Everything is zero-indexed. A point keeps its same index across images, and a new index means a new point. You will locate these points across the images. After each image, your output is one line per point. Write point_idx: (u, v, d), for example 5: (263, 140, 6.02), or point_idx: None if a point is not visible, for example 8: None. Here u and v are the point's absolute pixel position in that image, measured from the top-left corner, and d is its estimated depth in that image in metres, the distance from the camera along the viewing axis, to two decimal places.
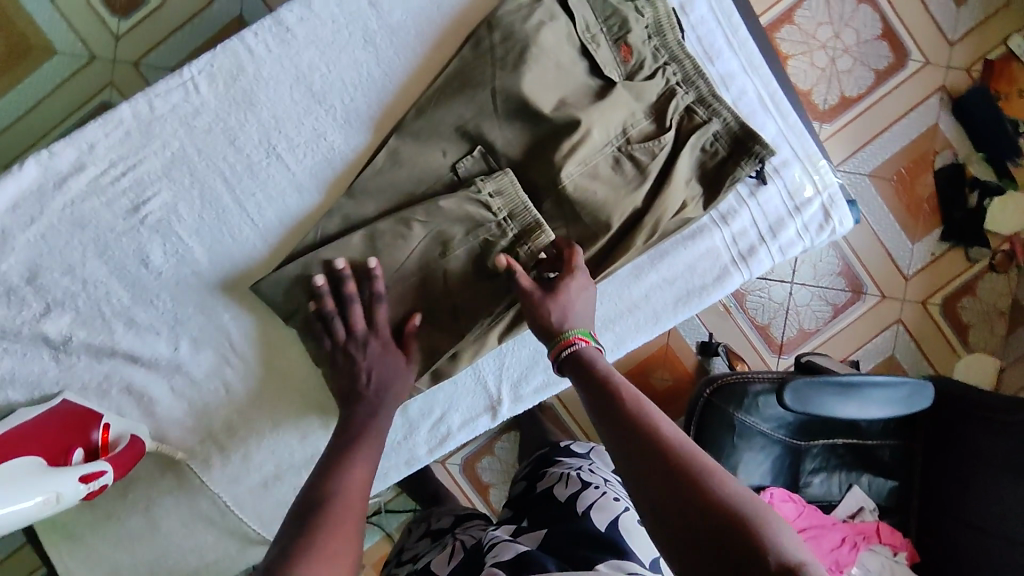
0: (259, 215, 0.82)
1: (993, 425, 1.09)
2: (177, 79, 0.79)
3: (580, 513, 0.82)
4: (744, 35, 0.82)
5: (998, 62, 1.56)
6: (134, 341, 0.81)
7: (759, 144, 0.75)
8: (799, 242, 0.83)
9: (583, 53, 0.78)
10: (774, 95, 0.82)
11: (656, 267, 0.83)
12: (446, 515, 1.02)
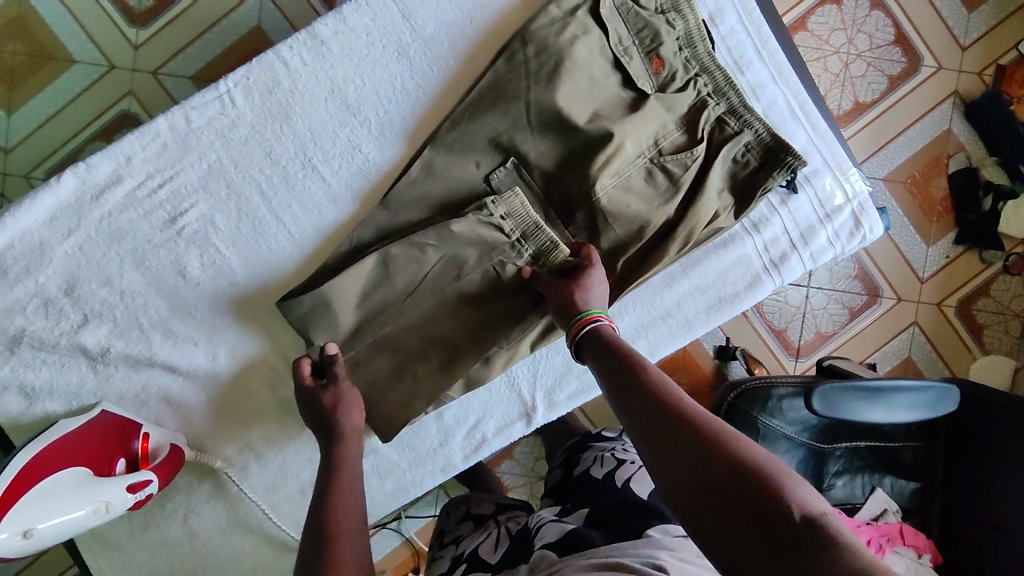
0: (295, 226, 0.82)
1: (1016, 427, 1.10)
2: (213, 92, 0.80)
3: (620, 486, 0.87)
4: (774, 45, 0.83)
5: (1009, 67, 1.58)
6: (171, 351, 0.82)
7: (791, 155, 0.75)
8: (830, 249, 0.84)
9: (616, 65, 0.79)
10: (805, 105, 0.82)
11: (688, 275, 0.83)
12: (486, 502, 1.01)
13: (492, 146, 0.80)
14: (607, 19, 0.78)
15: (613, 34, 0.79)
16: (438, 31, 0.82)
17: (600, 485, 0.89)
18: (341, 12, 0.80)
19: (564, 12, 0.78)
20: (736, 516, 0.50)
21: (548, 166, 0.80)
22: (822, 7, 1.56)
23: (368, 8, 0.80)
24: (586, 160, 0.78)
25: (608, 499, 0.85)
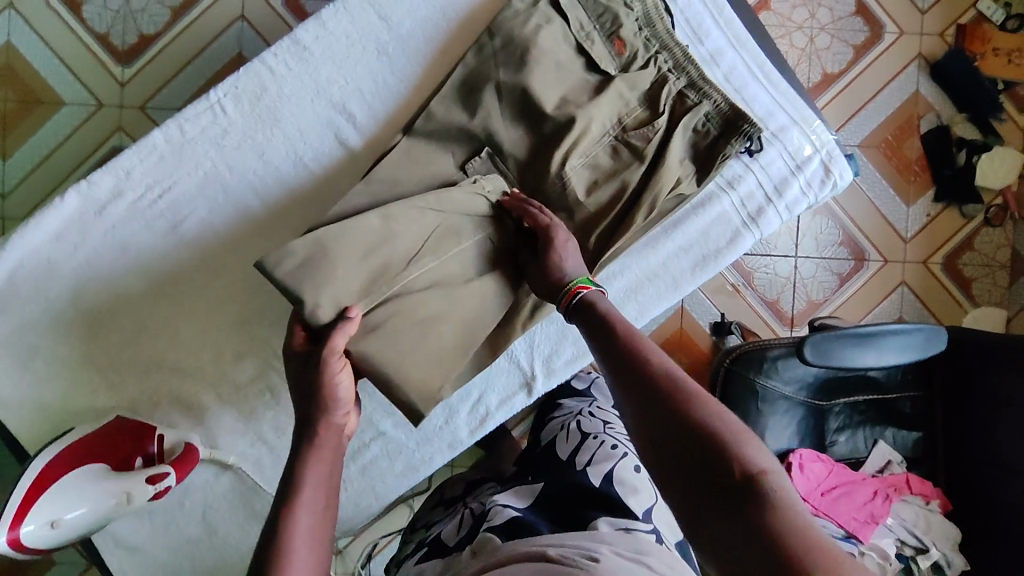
0: (291, 223, 0.86)
1: (1012, 366, 1.11)
2: (204, 102, 0.84)
3: (579, 467, 0.93)
4: (730, 15, 0.87)
5: (970, 25, 1.61)
6: (180, 355, 0.85)
7: (747, 122, 0.78)
8: (805, 200, 0.87)
9: (580, 50, 0.83)
10: (764, 66, 0.86)
11: (671, 236, 0.86)
12: (459, 484, 1.13)
13: (470, 135, 0.83)
14: (569, 8, 0.83)
15: (576, 20, 0.83)
16: (411, 30, 0.85)
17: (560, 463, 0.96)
18: (321, 19, 0.85)
19: (527, 5, 0.83)
20: (700, 477, 0.56)
21: (524, 150, 0.83)
22: None
23: (345, 13, 0.84)
24: (557, 139, 0.81)
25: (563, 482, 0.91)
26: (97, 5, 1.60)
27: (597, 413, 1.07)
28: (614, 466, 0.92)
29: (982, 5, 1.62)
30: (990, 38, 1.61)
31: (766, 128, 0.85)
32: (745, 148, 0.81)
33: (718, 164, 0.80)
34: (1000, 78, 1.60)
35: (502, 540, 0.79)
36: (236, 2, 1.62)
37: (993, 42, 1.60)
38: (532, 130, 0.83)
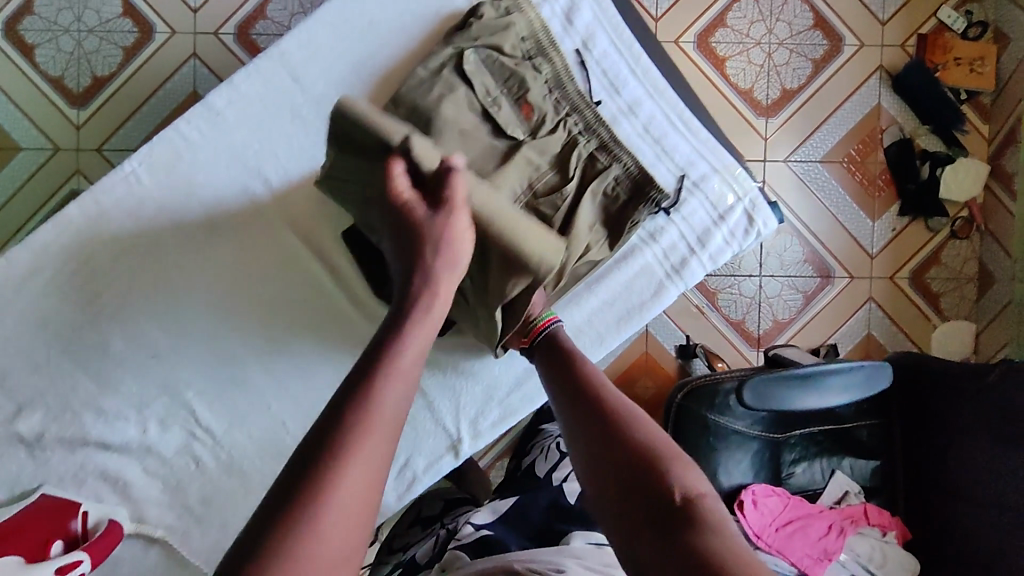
0: (211, 293, 0.85)
1: (965, 396, 1.10)
2: (118, 174, 0.83)
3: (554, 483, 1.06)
4: (648, 63, 0.85)
5: (931, 35, 1.58)
6: (104, 429, 0.85)
7: (655, 190, 0.81)
8: (730, 249, 0.85)
9: (485, 116, 0.80)
10: (682, 114, 0.85)
11: (594, 291, 0.85)
12: (436, 501, 1.22)
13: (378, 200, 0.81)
14: (477, 70, 0.81)
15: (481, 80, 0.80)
16: (321, 94, 0.84)
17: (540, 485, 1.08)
18: (233, 82, 0.83)
19: (432, 71, 0.80)
20: (631, 489, 0.61)
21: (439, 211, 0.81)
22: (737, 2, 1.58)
23: (256, 77, 0.83)
24: None
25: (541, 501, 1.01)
26: (50, 47, 1.60)
27: None
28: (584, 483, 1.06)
29: (943, 13, 1.58)
30: (952, 48, 1.57)
31: (686, 178, 0.84)
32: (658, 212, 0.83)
33: (627, 232, 0.82)
34: (962, 89, 1.58)
35: (471, 556, 0.87)
36: (188, 39, 1.61)
37: (955, 51, 1.57)
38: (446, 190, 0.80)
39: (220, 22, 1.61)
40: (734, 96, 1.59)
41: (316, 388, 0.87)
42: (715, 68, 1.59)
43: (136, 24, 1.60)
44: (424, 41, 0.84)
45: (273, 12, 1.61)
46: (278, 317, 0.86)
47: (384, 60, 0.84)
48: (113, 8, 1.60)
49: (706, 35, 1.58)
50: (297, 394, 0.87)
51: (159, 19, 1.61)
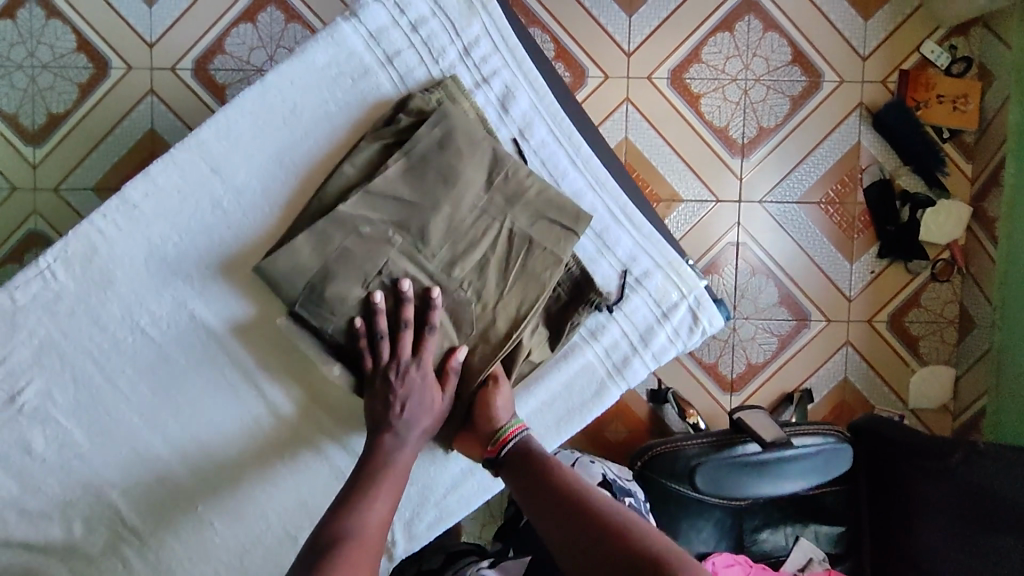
0: (133, 390, 0.82)
1: (932, 473, 1.06)
2: (33, 269, 0.79)
3: None
4: (587, 152, 0.86)
5: (913, 70, 1.53)
6: (27, 530, 0.82)
7: (594, 292, 0.81)
8: (673, 347, 0.85)
9: (411, 210, 0.77)
10: (626, 207, 0.85)
11: (534, 393, 0.83)
12: (438, 552, 0.99)
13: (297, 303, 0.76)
14: (404, 166, 0.77)
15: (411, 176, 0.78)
16: (246, 185, 0.82)
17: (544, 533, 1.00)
18: (149, 174, 0.80)
19: (357, 168, 0.80)
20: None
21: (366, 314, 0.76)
22: (712, 37, 1.53)
23: (174, 169, 0.80)
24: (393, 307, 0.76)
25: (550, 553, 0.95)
26: (3, 83, 1.54)
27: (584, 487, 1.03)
28: None
29: (927, 47, 1.53)
30: (934, 85, 1.52)
31: (630, 275, 0.84)
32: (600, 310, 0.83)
33: (568, 333, 0.82)
34: (944, 127, 1.53)
35: None
36: (145, 75, 1.56)
37: (938, 88, 1.52)
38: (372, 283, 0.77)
39: (177, 57, 1.57)
40: (708, 135, 1.54)
41: (245, 486, 0.84)
42: (688, 105, 1.54)
43: (90, 60, 1.55)
44: (353, 131, 0.83)
45: (232, 46, 1.57)
46: (204, 414, 0.83)
47: (313, 152, 0.83)
48: (67, 43, 1.55)
49: (679, 71, 1.53)
50: (225, 494, 0.84)
51: (114, 54, 1.56)
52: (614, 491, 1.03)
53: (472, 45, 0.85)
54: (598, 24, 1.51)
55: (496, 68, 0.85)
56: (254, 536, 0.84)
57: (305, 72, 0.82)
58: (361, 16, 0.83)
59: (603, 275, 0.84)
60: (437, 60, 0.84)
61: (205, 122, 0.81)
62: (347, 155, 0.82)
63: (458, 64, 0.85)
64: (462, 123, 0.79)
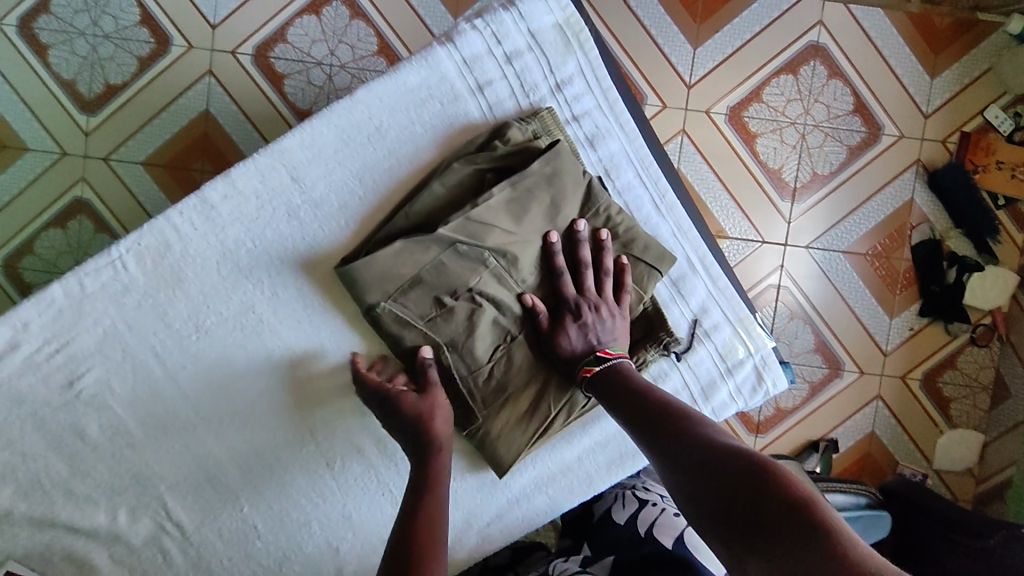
0: (191, 386, 0.82)
1: (959, 548, 1.04)
2: (105, 258, 0.80)
3: (644, 535, 0.82)
4: (672, 199, 0.89)
5: (974, 134, 1.52)
6: (74, 513, 0.82)
7: (666, 333, 0.84)
8: (733, 404, 0.89)
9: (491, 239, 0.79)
10: (704, 259, 0.90)
11: (588, 431, 0.87)
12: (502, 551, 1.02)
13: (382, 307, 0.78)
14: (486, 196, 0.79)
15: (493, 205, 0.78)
16: (326, 196, 0.81)
17: (617, 532, 0.86)
18: (230, 176, 0.80)
19: (447, 187, 0.80)
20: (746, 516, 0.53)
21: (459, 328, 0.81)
22: (776, 79, 1.52)
23: (255, 172, 0.80)
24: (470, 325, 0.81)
25: (633, 554, 0.81)
26: (64, 49, 1.49)
27: (651, 486, 0.97)
28: (683, 533, 0.81)
29: (990, 112, 1.52)
30: (994, 150, 1.51)
31: (701, 325, 0.88)
32: (667, 355, 0.85)
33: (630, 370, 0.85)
34: (1000, 194, 1.52)
35: None
36: (205, 56, 1.52)
37: (998, 154, 1.51)
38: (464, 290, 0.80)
39: (239, 42, 1.52)
40: (762, 176, 1.53)
41: (291, 494, 0.84)
42: (744, 144, 1.52)
43: (152, 34, 1.51)
44: (437, 154, 0.83)
45: (294, 37, 1.53)
46: (259, 417, 0.83)
47: (395, 168, 0.82)
48: (130, 15, 1.50)
49: (739, 109, 1.52)
50: (271, 498, 0.84)
51: (176, 31, 1.51)
52: None
53: (565, 82, 0.86)
54: (663, 54, 1.50)
55: (587, 107, 0.87)
56: (294, 544, 0.84)
57: (395, 91, 0.82)
58: (456, 42, 0.82)
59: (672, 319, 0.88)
60: (527, 94, 0.85)
61: (289, 130, 0.81)
62: (434, 173, 0.82)
63: (548, 99, 0.85)
64: (547, 161, 0.80)
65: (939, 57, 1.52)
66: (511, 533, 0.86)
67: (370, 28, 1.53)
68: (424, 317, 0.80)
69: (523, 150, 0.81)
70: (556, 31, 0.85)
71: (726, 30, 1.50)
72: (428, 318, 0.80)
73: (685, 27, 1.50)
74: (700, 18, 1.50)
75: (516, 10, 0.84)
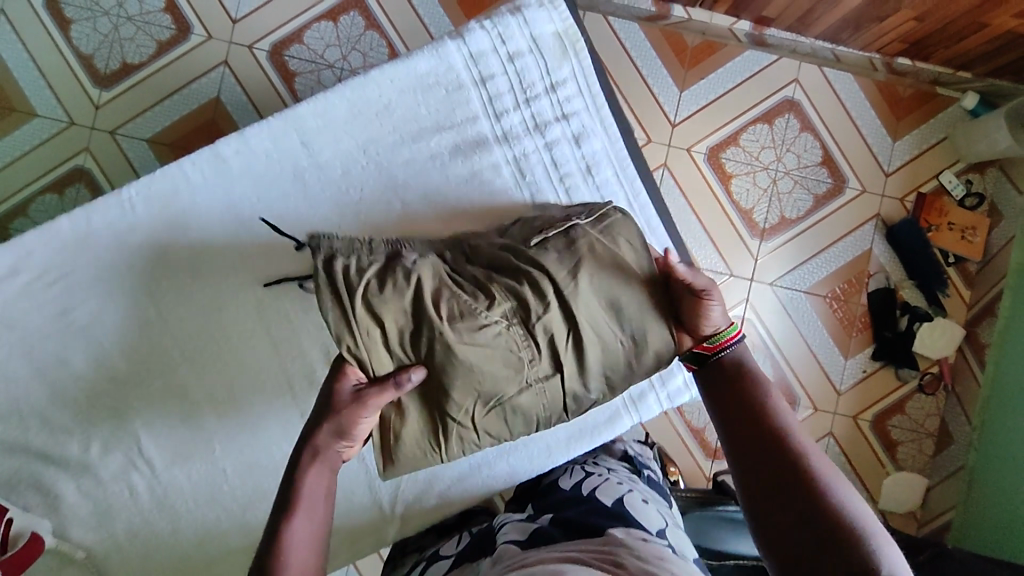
0: (180, 327, 0.86)
1: None
2: (115, 198, 0.85)
3: (587, 495, 0.85)
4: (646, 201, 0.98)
5: (929, 195, 1.65)
6: (47, 441, 0.83)
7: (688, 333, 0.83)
8: (686, 391, 0.98)
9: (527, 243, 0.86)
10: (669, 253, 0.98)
11: None
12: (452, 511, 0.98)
13: (535, 276, 0.82)
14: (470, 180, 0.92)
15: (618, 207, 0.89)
16: (332, 165, 0.89)
17: (564, 496, 0.87)
18: (244, 135, 0.87)
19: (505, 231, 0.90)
20: (806, 530, 0.65)
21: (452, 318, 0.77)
22: (753, 126, 1.64)
23: (267, 134, 0.87)
24: (467, 316, 0.78)
25: (574, 509, 0.82)
26: (86, 25, 1.56)
27: (601, 461, 0.97)
28: (622, 496, 0.84)
29: (945, 177, 1.65)
30: (947, 212, 1.64)
31: None
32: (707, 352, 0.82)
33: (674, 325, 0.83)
34: (951, 252, 1.64)
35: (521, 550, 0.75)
36: (222, 46, 1.59)
37: (949, 216, 1.64)
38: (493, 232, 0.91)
39: (257, 37, 1.60)
40: (733, 213, 1.64)
41: (264, 442, 0.87)
42: (721, 183, 1.63)
43: (174, 21, 1.58)
44: (437, 137, 0.92)
45: (310, 39, 1.60)
46: (242, 363, 0.87)
47: (400, 148, 0.91)
48: (155, 1, 1.58)
49: (717, 150, 1.63)
50: (243, 444, 0.87)
51: (198, 21, 1.59)
52: (635, 465, 1.00)
53: (559, 84, 0.94)
54: (652, 93, 1.61)
55: (576, 109, 0.95)
56: (261, 491, 0.87)
57: (404, 75, 0.91)
58: (465, 38, 0.92)
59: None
60: (525, 91, 0.94)
61: (303, 100, 0.89)
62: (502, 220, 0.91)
63: (542, 98, 0.94)
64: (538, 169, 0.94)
65: (901, 122, 1.66)
66: (464, 478, 0.92)
67: (383, 39, 1.61)
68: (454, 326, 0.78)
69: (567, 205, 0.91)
70: (555, 39, 0.94)
71: (711, 77, 1.63)
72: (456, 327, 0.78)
73: (674, 72, 1.62)
74: (688, 64, 1.62)
75: (521, 16, 0.93)
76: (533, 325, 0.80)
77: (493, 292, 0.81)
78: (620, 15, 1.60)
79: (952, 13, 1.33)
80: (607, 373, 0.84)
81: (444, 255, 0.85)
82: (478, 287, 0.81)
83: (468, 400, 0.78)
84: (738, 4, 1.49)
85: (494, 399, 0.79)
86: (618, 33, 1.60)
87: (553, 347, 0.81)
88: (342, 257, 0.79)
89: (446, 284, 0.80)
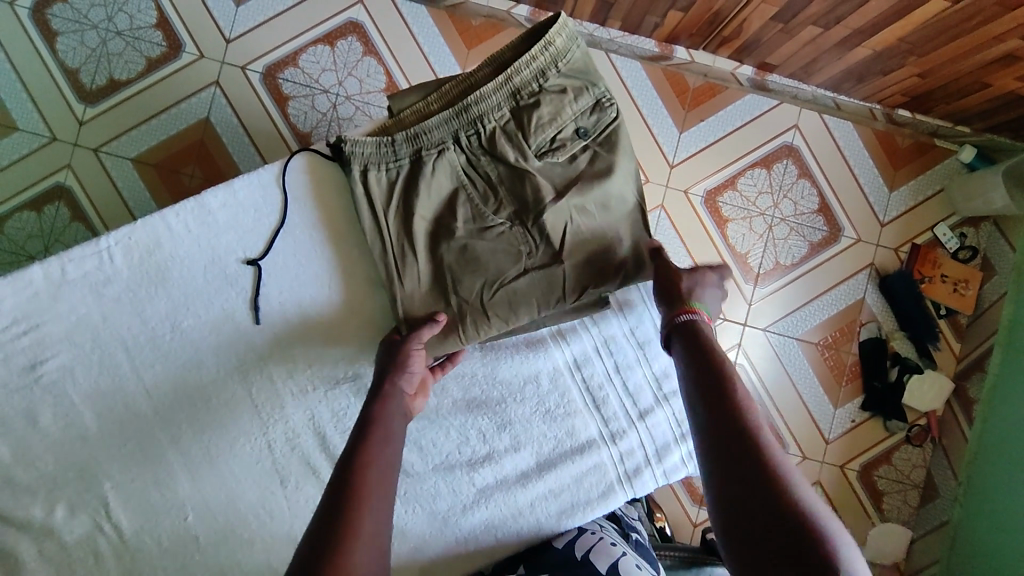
0: (156, 385, 0.82)
1: None
2: (93, 247, 0.80)
3: (582, 560, 0.84)
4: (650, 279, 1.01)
5: (924, 246, 1.65)
6: (9, 502, 0.79)
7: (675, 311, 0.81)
8: (684, 468, 0.97)
9: (534, 148, 0.87)
10: None
11: (543, 478, 0.91)
12: None
13: (535, 178, 0.87)
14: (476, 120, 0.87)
15: (623, 203, 0.89)
16: (323, 220, 0.87)
17: (557, 556, 0.87)
18: (232, 186, 0.85)
19: (509, 140, 0.87)
20: (753, 521, 0.58)
21: (463, 207, 0.87)
22: (751, 171, 1.63)
23: (259, 186, 0.86)
24: (476, 204, 0.87)
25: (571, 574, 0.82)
26: (73, 38, 1.46)
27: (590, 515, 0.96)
28: (618, 560, 0.84)
29: (939, 230, 1.65)
30: (941, 264, 1.64)
31: (662, 390, 0.97)
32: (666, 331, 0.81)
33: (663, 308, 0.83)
34: (943, 305, 1.64)
35: None
36: (214, 66, 1.50)
37: (943, 268, 1.64)
38: (505, 116, 0.87)
39: (250, 58, 1.51)
40: (729, 258, 1.62)
41: (239, 507, 0.83)
42: (717, 226, 1.61)
43: (166, 38, 1.49)
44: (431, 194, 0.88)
45: (305, 62, 1.52)
46: (222, 425, 0.84)
47: None
48: (147, 17, 1.48)
49: (715, 193, 1.62)
50: (218, 510, 0.83)
51: (190, 39, 1.49)
52: (621, 525, 0.98)
53: None
54: (652, 132, 1.59)
55: None
56: (234, 560, 0.83)
57: None
58: None
59: (608, 328, 0.97)
60: None
61: (300, 154, 0.87)
62: (504, 126, 0.87)
63: None
64: (562, 143, 0.88)
65: (899, 172, 1.66)
66: (448, 556, 0.87)
67: (380, 66, 1.54)
68: (470, 221, 0.87)
69: (561, 91, 0.88)
70: None
71: (711, 119, 1.61)
72: (472, 222, 0.87)
73: (674, 113, 1.60)
74: (688, 105, 1.61)
75: None
76: (531, 224, 0.87)
77: (497, 193, 0.88)
78: (622, 53, 1.57)
79: (956, 72, 1.33)
80: (603, 279, 0.89)
81: (461, 139, 0.87)
82: (490, 186, 0.88)
83: (477, 285, 0.87)
84: (742, 49, 1.48)
85: (497, 280, 0.87)
86: (620, 71, 1.58)
87: (554, 247, 0.88)
88: (373, 170, 0.85)
89: (461, 181, 0.87)
